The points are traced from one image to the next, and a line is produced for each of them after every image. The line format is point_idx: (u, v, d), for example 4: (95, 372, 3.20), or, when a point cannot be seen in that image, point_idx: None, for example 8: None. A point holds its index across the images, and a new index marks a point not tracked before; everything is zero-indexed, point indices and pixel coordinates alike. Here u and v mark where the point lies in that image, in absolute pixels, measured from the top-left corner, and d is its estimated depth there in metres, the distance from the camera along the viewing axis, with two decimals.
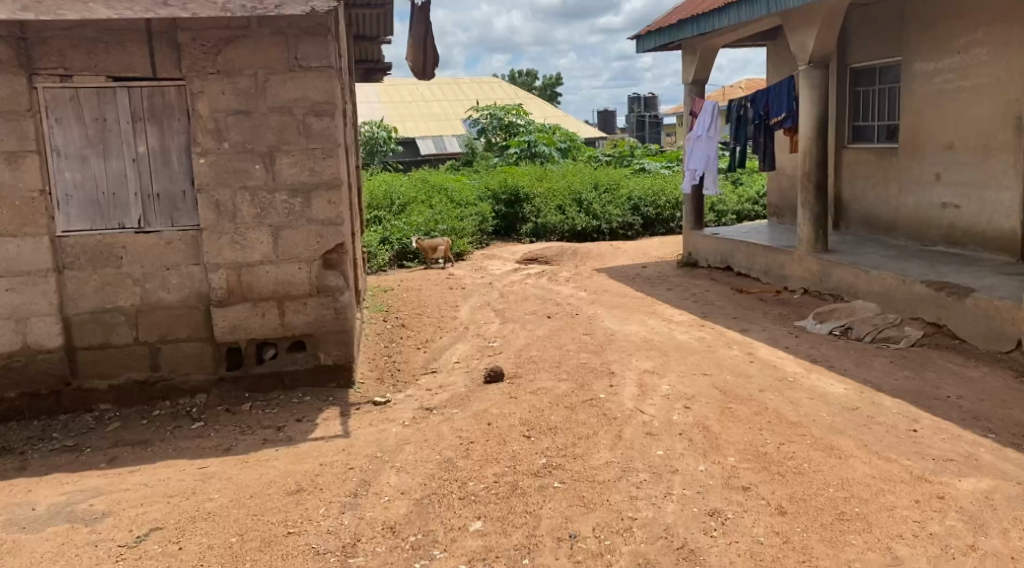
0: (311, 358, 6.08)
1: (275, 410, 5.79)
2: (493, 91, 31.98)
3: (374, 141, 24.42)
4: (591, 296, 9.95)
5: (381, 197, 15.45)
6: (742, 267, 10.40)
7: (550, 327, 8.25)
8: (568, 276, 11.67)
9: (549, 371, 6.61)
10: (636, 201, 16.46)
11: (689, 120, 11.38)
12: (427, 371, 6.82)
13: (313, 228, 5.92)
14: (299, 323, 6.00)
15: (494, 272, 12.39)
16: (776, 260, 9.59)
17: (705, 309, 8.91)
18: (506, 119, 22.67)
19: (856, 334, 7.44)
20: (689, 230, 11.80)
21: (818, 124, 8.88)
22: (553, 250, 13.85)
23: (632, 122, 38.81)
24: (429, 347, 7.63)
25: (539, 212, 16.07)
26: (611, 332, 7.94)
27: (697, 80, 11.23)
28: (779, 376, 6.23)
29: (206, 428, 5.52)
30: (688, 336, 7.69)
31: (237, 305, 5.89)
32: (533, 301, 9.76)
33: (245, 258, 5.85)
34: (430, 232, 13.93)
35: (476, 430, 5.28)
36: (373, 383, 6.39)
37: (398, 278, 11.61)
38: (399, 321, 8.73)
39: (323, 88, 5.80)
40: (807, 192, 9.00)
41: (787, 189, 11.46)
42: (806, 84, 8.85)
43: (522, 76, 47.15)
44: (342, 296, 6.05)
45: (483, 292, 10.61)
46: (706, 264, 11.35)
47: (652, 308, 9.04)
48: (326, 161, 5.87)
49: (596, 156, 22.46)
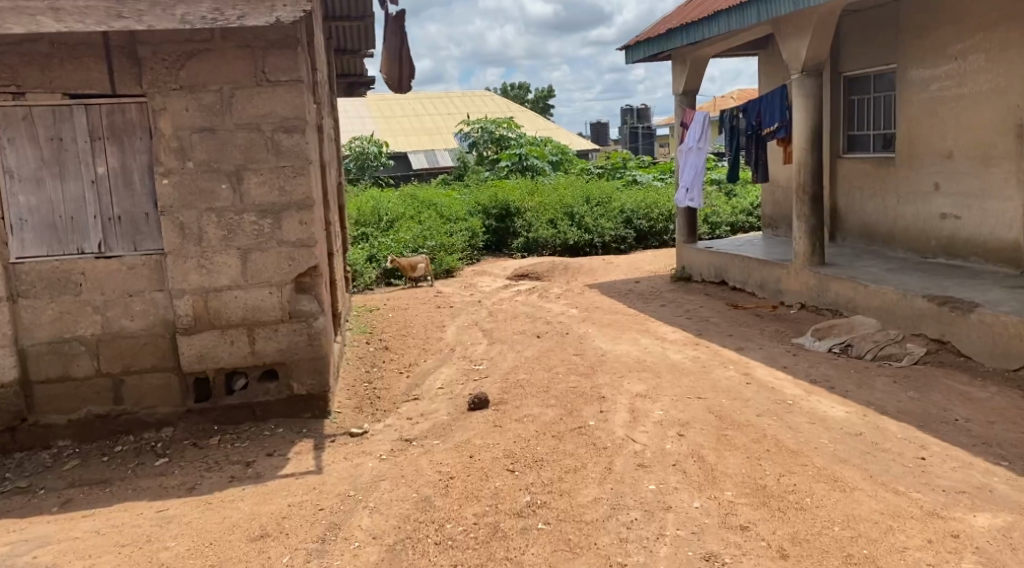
0: (284, 387, 5.75)
1: (245, 444, 5.47)
2: (485, 104, 31.77)
3: (365, 155, 24.18)
4: (582, 314, 9.65)
5: (369, 213, 15.17)
6: (738, 281, 10.11)
7: (539, 347, 7.95)
8: (559, 292, 11.38)
9: (536, 396, 6.30)
10: (628, 214, 16.19)
11: (680, 131, 11.11)
12: (409, 398, 6.49)
13: (284, 250, 5.62)
14: (271, 351, 5.69)
15: (484, 289, 12.10)
16: (772, 274, 9.30)
17: (699, 326, 8.62)
18: (497, 132, 22.44)
19: (856, 352, 7.14)
20: (682, 243, 11.53)
21: (812, 134, 8.62)
22: (544, 265, 13.57)
23: (625, 133, 38.63)
24: (412, 372, 7.31)
25: (530, 226, 15.80)
26: (602, 352, 7.63)
27: (687, 90, 10.99)
28: (777, 399, 5.93)
29: (170, 465, 5.20)
30: (681, 356, 7.39)
31: (204, 333, 5.57)
32: (522, 320, 9.45)
33: (212, 283, 5.55)
34: (418, 249, 13.64)
35: (457, 464, 4.96)
36: (350, 412, 6.07)
37: (384, 297, 11.31)
38: (383, 343, 8.41)
39: (293, 104, 5.53)
40: (802, 204, 8.74)
41: (781, 201, 11.19)
42: (799, 93, 8.60)
43: (514, 89, 47.00)
44: (316, 322, 5.74)
45: (471, 310, 10.31)
46: (700, 279, 11.07)
47: (645, 326, 8.74)
48: (297, 179, 5.59)
49: (589, 169, 22.21)
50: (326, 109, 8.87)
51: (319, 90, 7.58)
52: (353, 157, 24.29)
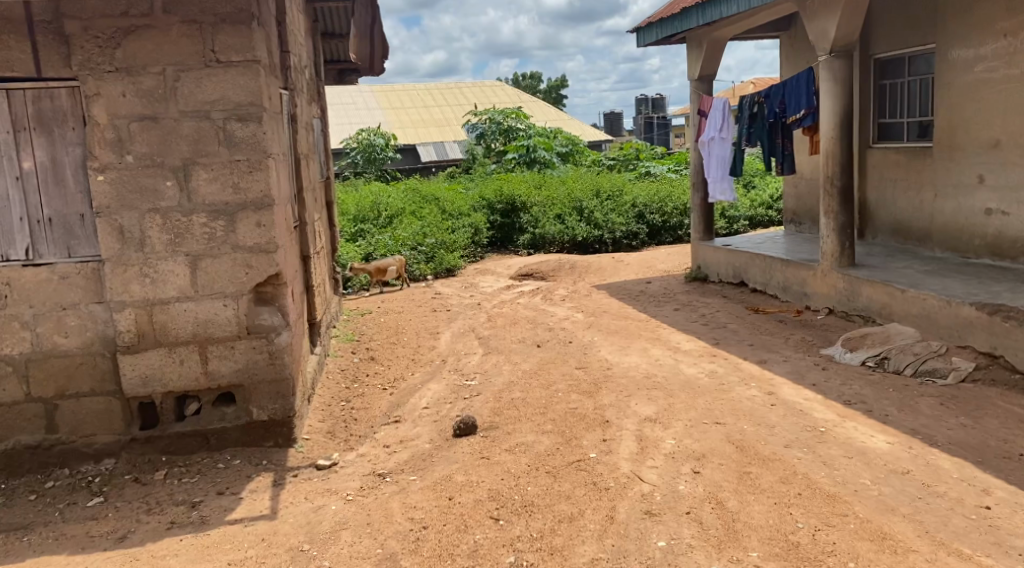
0: (242, 413, 5.03)
1: (194, 479, 4.75)
2: (495, 94, 30.92)
3: (371, 148, 23.46)
4: (588, 320, 8.91)
5: (367, 208, 14.45)
6: (758, 283, 9.33)
7: (540, 359, 7.21)
8: (565, 294, 10.64)
9: (531, 420, 5.56)
10: (640, 208, 15.41)
11: (698, 121, 10.32)
12: (389, 420, 5.76)
13: (239, 257, 4.91)
14: (226, 372, 4.97)
15: (485, 290, 11.39)
16: (797, 275, 8.51)
17: (716, 334, 7.86)
18: (505, 123, 21.66)
19: (894, 367, 6.35)
20: (698, 241, 10.75)
21: (841, 121, 7.81)
22: (550, 263, 12.82)
23: (639, 124, 37.67)
24: (397, 389, 6.56)
25: (537, 222, 15.06)
26: (608, 366, 6.89)
27: (703, 76, 10.18)
28: (806, 427, 5.17)
29: (104, 506, 4.49)
30: (697, 371, 6.63)
31: (148, 352, 4.86)
32: (523, 327, 8.72)
33: (157, 295, 4.84)
34: (418, 246, 12.93)
35: (433, 508, 4.23)
36: (320, 439, 5.34)
37: (378, 301, 10.62)
38: (369, 354, 7.68)
39: (249, 88, 4.80)
40: (830, 199, 7.95)
41: (806, 194, 10.37)
42: (827, 76, 7.78)
43: (527, 79, 46.08)
44: (278, 337, 5.02)
45: (470, 315, 9.59)
46: (718, 279, 10.28)
47: (656, 334, 7.99)
48: (253, 175, 4.87)
49: (601, 161, 21.36)
50: (309, 97, 8.12)
51: (295, 76, 6.83)
52: (358, 150, 23.58)
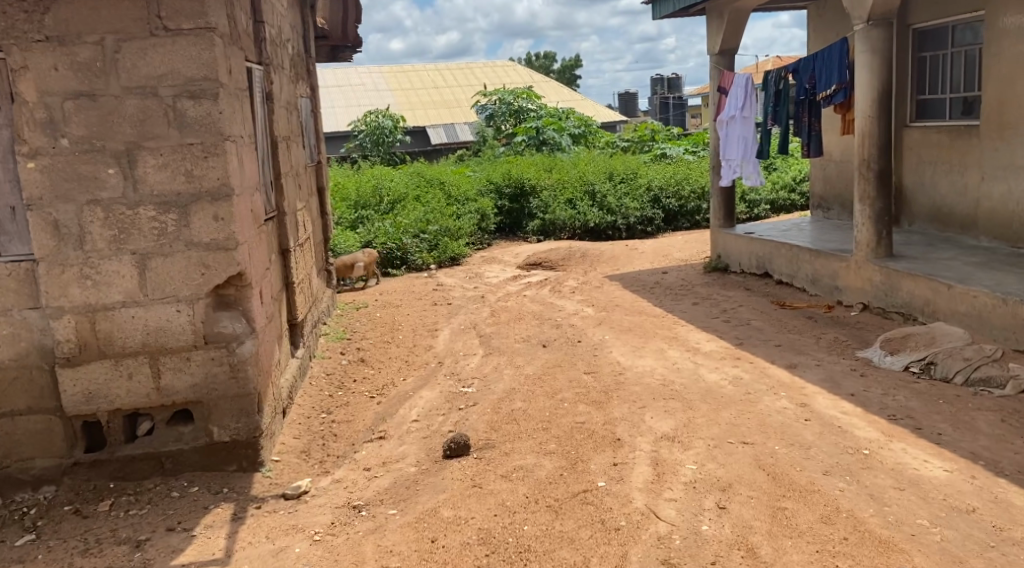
0: (201, 432, 4.41)
1: (142, 511, 4.12)
2: (507, 75, 30.08)
3: (379, 130, 22.75)
4: (599, 315, 8.26)
5: (369, 193, 13.80)
6: (784, 274, 8.62)
7: (545, 363, 6.57)
8: (575, 285, 9.98)
9: (533, 437, 4.93)
10: (656, 192, 14.65)
11: (718, 98, 9.58)
12: (373, 436, 5.13)
13: (193, 256, 4.27)
14: (181, 387, 4.34)
15: (491, 281, 10.75)
16: (828, 267, 7.80)
17: (739, 333, 7.17)
18: (516, 103, 20.94)
19: (941, 374, 5.66)
20: (718, 229, 10.05)
21: (879, 97, 7.06)
22: (560, 252, 12.14)
23: (655, 104, 36.68)
24: (386, 397, 5.93)
25: (547, 207, 14.40)
26: (620, 371, 6.24)
27: (724, 49, 9.51)
28: (847, 449, 4.51)
29: (35, 545, 3.85)
30: (719, 377, 5.96)
31: (91, 365, 4.23)
32: (529, 324, 8.07)
33: (101, 300, 4.21)
34: (421, 233, 12.29)
35: (411, 555, 3.61)
36: (292, 460, 4.72)
37: (377, 294, 10.02)
38: (359, 355, 7.06)
39: (202, 60, 4.14)
40: (866, 183, 7.23)
41: (835, 178, 9.63)
42: (863, 48, 7.03)
43: (540, 59, 45.04)
44: (240, 346, 4.40)
45: (472, 310, 8.95)
46: (739, 269, 9.57)
47: (674, 332, 7.31)
48: (208, 162, 4.22)
49: (614, 143, 20.56)
50: (294, 75, 7.47)
51: (272, 49, 6.17)
52: (366, 133, 22.91)
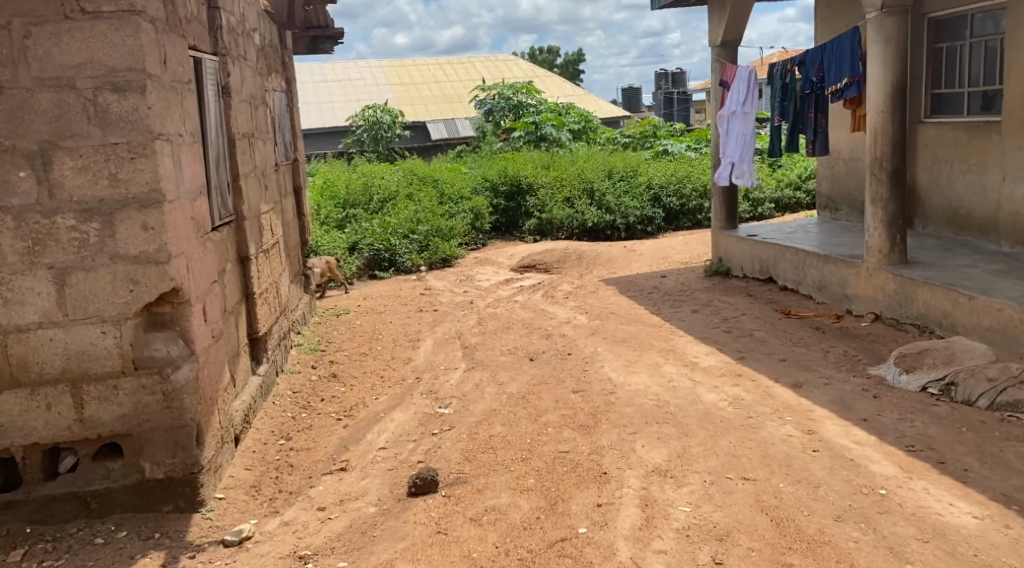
0: (132, 469, 3.91)
1: (58, 562, 3.61)
2: (508, 69, 29.47)
3: (377, 124, 22.21)
4: (592, 324, 7.73)
5: (359, 191, 13.28)
6: (789, 280, 8.09)
7: (530, 379, 6.05)
8: (569, 289, 9.46)
9: (510, 469, 4.42)
10: (657, 191, 14.13)
11: (720, 93, 9.07)
12: (333, 467, 4.63)
13: (120, 270, 3.76)
14: (108, 419, 3.84)
15: (482, 285, 10.24)
16: (837, 273, 7.27)
17: (740, 346, 6.65)
18: (515, 98, 20.41)
19: (963, 397, 5.14)
20: (720, 230, 9.52)
21: (892, 90, 6.52)
22: (556, 253, 11.63)
23: (659, 99, 36.03)
24: (354, 419, 5.43)
25: (544, 206, 13.88)
26: (611, 390, 5.71)
27: (727, 41, 9.04)
28: (862, 487, 3.99)
29: None
30: (719, 398, 5.45)
31: (4, 395, 3.74)
32: (517, 334, 7.54)
33: (14, 320, 3.71)
34: (411, 234, 11.78)
35: None
36: (239, 498, 4.22)
37: (360, 299, 9.52)
38: (330, 370, 6.55)
39: (126, 48, 3.64)
40: (879, 184, 6.70)
41: (844, 177, 9.11)
42: (877, 37, 6.49)
43: (543, 53, 44.40)
44: (175, 372, 3.90)
45: (459, 317, 8.42)
46: (741, 273, 9.05)
47: (670, 344, 6.80)
48: (135, 164, 3.71)
49: (615, 139, 20.00)
50: (264, 68, 6.97)
51: (232, 38, 5.66)
52: (363, 128, 22.39)
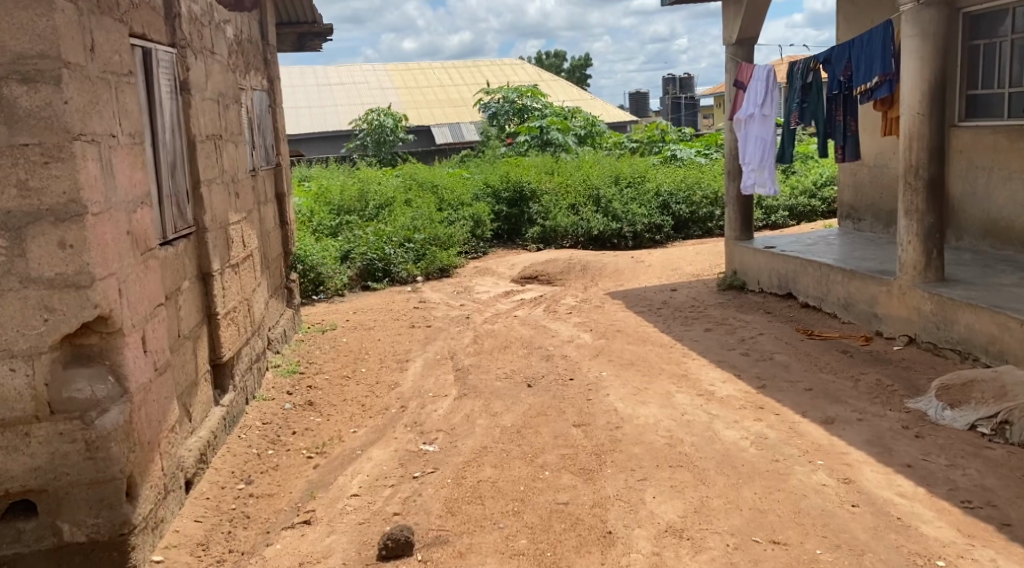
0: (47, 531, 3.29)
1: None
2: (514, 72, 28.88)
3: (380, 128, 21.63)
4: (597, 344, 7.09)
5: (354, 197, 12.67)
6: (811, 297, 7.45)
7: (527, 410, 5.42)
8: (573, 304, 8.83)
9: (500, 527, 3.80)
10: (666, 198, 13.50)
11: (735, 94, 8.44)
12: (295, 520, 4.03)
13: (32, 294, 3.16)
14: (17, 472, 3.23)
15: (480, 298, 9.62)
16: (865, 291, 6.63)
17: (760, 372, 6.01)
18: (520, 101, 19.81)
19: (1019, 438, 4.48)
20: (734, 241, 8.89)
21: (930, 89, 5.88)
22: (559, 263, 11.00)
23: (667, 103, 35.37)
24: (326, 456, 4.83)
25: (548, 213, 13.27)
26: (617, 424, 5.08)
27: (742, 39, 8.44)
28: (915, 556, 3.37)
29: None
30: (739, 436, 4.81)
31: None
32: (515, 355, 6.91)
33: None
34: (406, 242, 11.18)
35: None
36: (181, 559, 3.61)
37: (348, 313, 8.91)
38: (307, 397, 5.94)
39: (37, 30, 3.05)
40: (914, 194, 6.06)
41: (869, 185, 8.49)
42: (913, 31, 5.85)
43: (549, 57, 43.86)
44: (100, 417, 3.29)
45: (453, 334, 7.79)
46: (758, 288, 8.41)
47: (683, 369, 6.16)
48: (51, 170, 3.11)
49: (623, 143, 19.36)
50: (238, 64, 6.38)
51: (196, 27, 5.07)
52: (366, 132, 21.82)
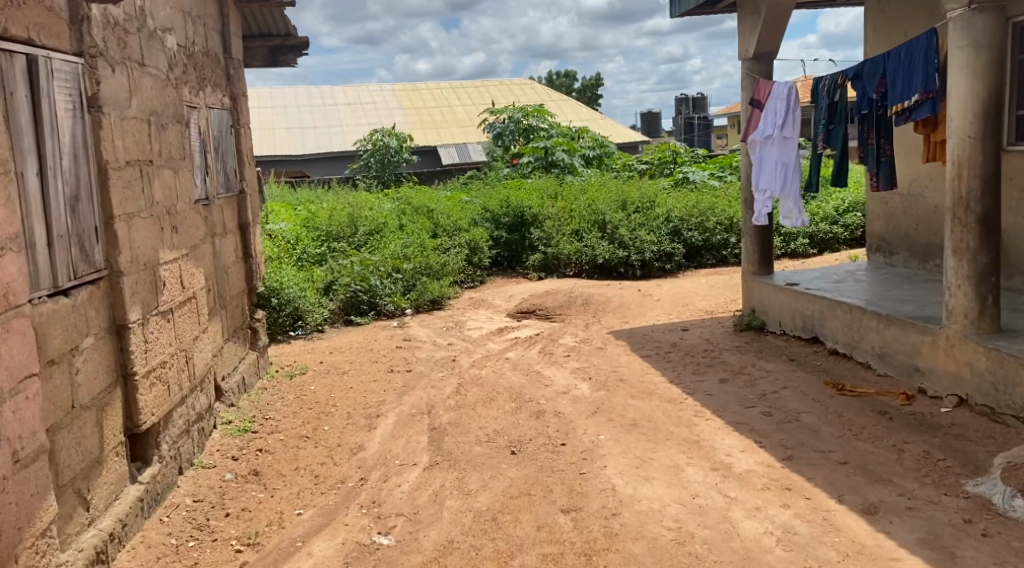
0: None
1: None
2: (522, 92, 28.16)
3: (383, 149, 20.92)
4: (595, 398, 6.21)
5: (344, 222, 11.89)
6: (840, 343, 6.57)
7: (507, 487, 4.55)
8: (573, 345, 7.96)
9: None
10: (676, 224, 12.65)
11: (750, 113, 7.62)
12: None
13: None
14: None
15: (472, 336, 8.76)
16: (905, 341, 5.76)
17: (784, 438, 5.12)
18: (525, 121, 19.07)
19: None
20: (752, 276, 8.02)
21: (982, 108, 5.02)
22: (560, 295, 10.14)
23: (678, 124, 34.62)
24: (258, 550, 4.00)
25: (550, 239, 12.46)
26: (613, 510, 4.20)
27: (759, 54, 7.62)
28: None
29: None
30: (762, 530, 3.93)
31: None
32: (501, 409, 6.04)
33: None
34: (395, 272, 10.36)
35: None
36: None
37: (324, 354, 8.08)
38: (254, 465, 5.09)
39: None
40: (964, 230, 5.18)
41: (904, 216, 7.63)
42: (962, 40, 5.00)
43: (561, 78, 43.25)
44: None
45: (434, 381, 6.94)
46: (779, 329, 7.54)
47: (695, 434, 5.28)
48: None
49: (632, 164, 18.52)
50: (185, 77, 5.60)
51: (116, 32, 4.30)
52: (369, 153, 21.09)
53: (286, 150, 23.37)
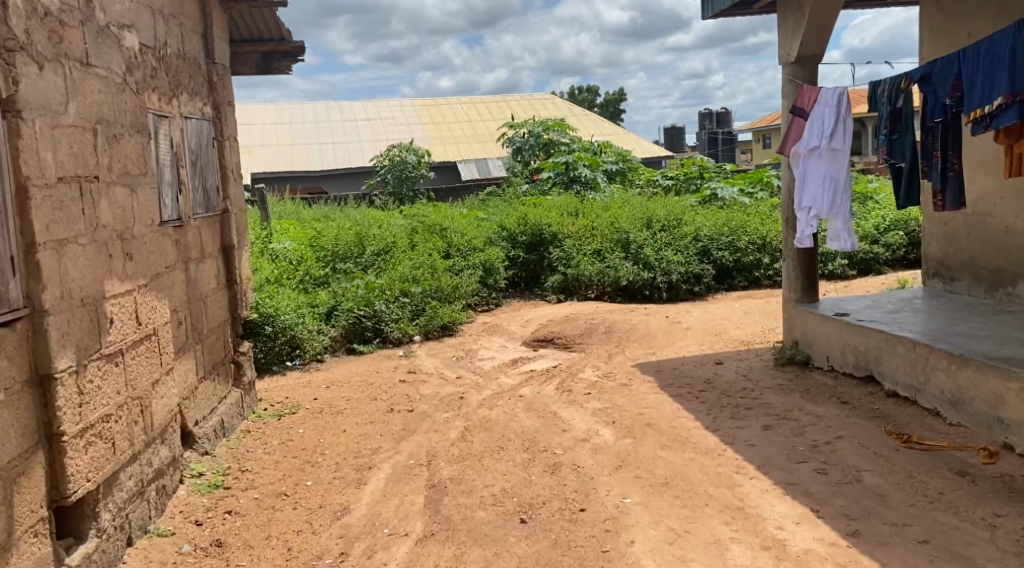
0: None
1: None
2: (543, 106, 27.45)
3: (400, 164, 20.23)
4: (620, 448, 5.40)
5: (351, 241, 11.15)
6: (901, 385, 5.72)
7: None
8: (595, 381, 7.14)
9: None
10: (705, 243, 11.84)
11: (789, 123, 6.81)
12: None
13: None
14: None
15: (484, 367, 7.98)
16: (984, 386, 4.91)
17: (846, 506, 4.29)
18: (545, 136, 18.33)
19: None
20: (795, 304, 7.17)
21: None
22: (581, 322, 9.34)
23: (703, 139, 33.71)
24: None
25: (570, 259, 11.67)
26: None
27: (803, 57, 6.81)
28: None
29: None
30: None
31: None
32: (512, 461, 5.24)
33: None
34: (402, 296, 9.61)
35: None
36: None
37: (320, 389, 7.32)
38: (218, 533, 4.33)
39: None
40: None
41: (968, 238, 6.79)
42: None
43: (583, 94, 42.59)
44: None
45: (438, 424, 6.15)
46: (827, 365, 6.68)
47: (740, 499, 4.45)
48: None
49: (656, 179, 17.69)
50: (151, 81, 4.91)
51: (51, 25, 3.63)
52: (387, 169, 20.44)
53: (302, 166, 22.81)
